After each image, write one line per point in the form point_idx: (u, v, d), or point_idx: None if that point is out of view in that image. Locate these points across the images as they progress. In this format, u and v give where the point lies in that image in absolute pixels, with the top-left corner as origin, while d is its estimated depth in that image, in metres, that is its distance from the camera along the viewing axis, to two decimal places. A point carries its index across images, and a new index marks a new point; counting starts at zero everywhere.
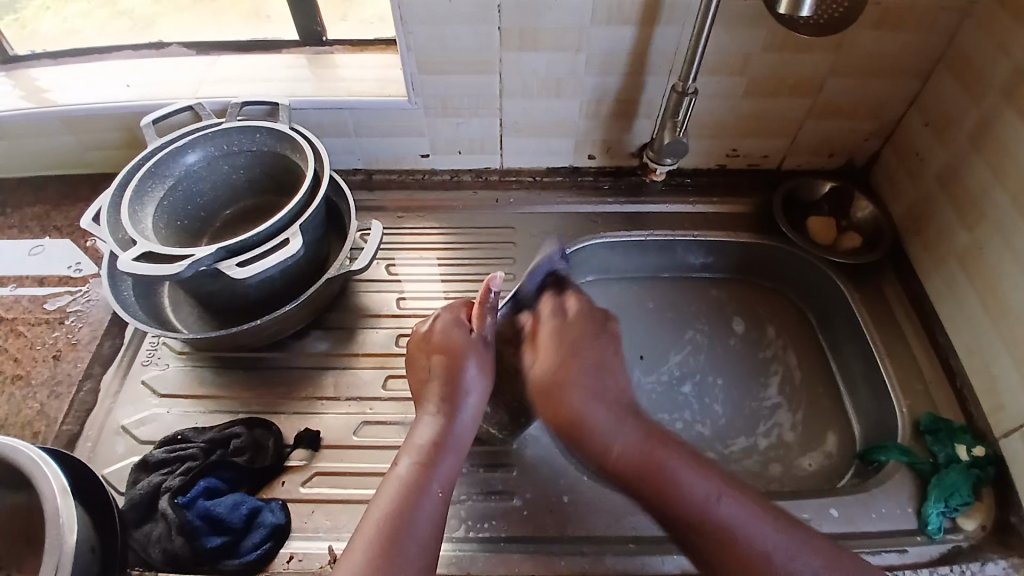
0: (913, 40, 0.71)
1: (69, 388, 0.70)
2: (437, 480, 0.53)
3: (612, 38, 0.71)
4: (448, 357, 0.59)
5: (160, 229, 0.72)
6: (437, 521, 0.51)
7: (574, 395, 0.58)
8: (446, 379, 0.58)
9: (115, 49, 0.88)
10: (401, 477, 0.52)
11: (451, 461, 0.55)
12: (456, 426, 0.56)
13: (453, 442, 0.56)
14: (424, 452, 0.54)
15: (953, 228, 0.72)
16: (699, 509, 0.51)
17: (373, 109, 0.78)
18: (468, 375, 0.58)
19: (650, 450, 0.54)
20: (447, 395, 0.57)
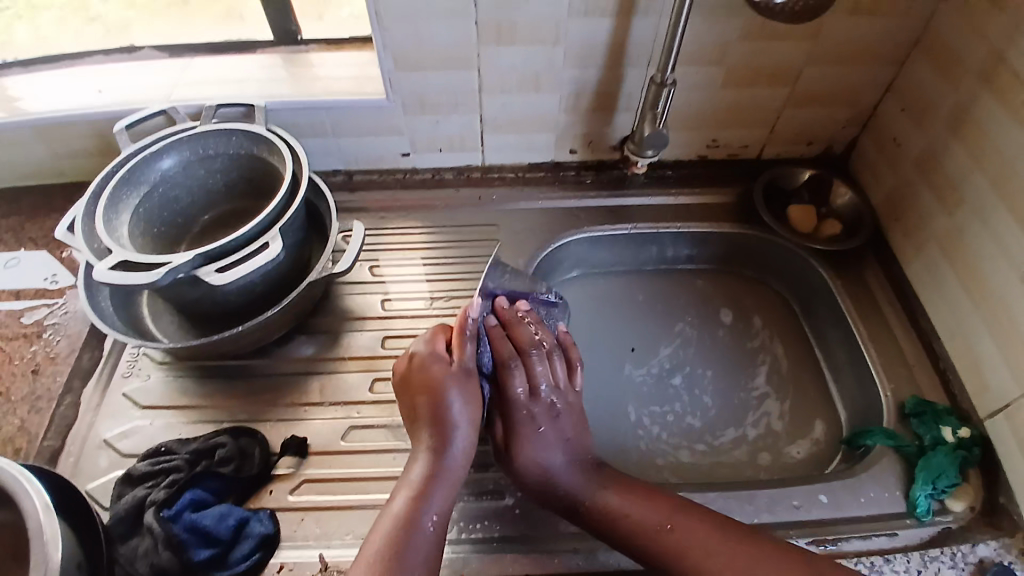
0: (888, 26, 0.71)
1: (49, 403, 0.69)
2: (429, 516, 0.52)
3: (590, 31, 0.71)
4: (433, 396, 0.58)
5: (135, 237, 0.70)
6: (433, 557, 0.50)
7: (538, 455, 0.60)
8: (432, 417, 0.57)
9: (87, 53, 0.86)
10: (394, 517, 0.51)
11: (444, 496, 0.54)
12: (448, 460, 0.56)
13: (445, 477, 0.55)
14: (416, 489, 0.53)
15: (931, 213, 0.72)
16: (689, 549, 0.54)
17: (351, 108, 0.77)
18: (456, 411, 0.58)
19: (613, 497, 0.58)
20: (436, 431, 0.57)
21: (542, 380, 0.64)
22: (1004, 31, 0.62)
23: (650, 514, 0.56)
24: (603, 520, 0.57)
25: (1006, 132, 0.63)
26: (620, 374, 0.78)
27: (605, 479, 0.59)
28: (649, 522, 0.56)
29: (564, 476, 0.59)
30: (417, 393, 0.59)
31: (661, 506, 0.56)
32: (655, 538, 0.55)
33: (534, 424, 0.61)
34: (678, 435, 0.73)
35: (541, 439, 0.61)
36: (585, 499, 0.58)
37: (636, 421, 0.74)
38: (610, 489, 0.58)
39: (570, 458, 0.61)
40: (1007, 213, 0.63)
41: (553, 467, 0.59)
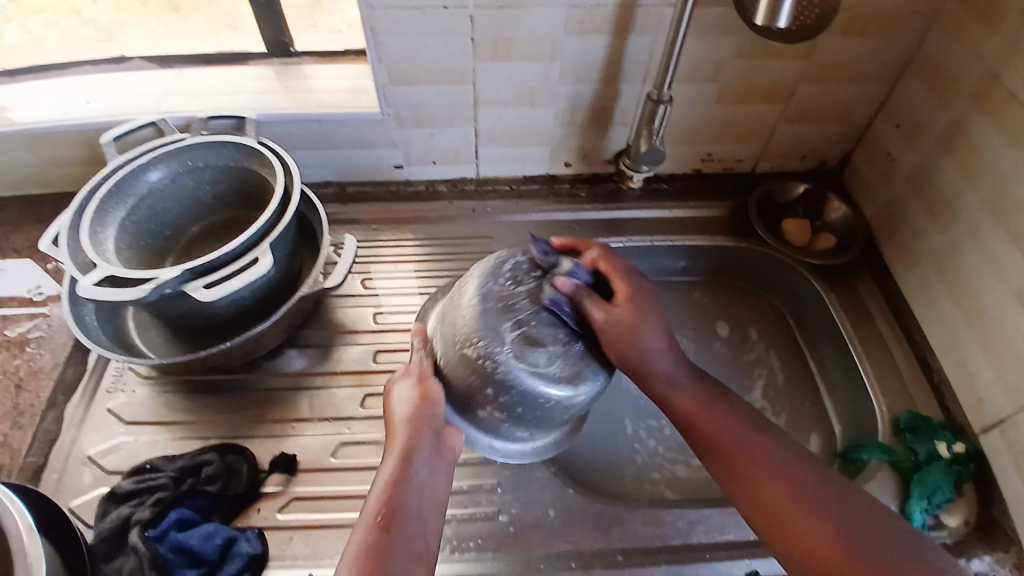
0: (882, 47, 0.72)
1: (31, 419, 0.67)
2: (403, 516, 0.49)
3: (585, 48, 0.71)
4: (405, 406, 0.55)
5: (122, 251, 0.69)
6: (412, 565, 0.46)
7: (640, 349, 0.56)
8: (403, 424, 0.54)
9: (77, 63, 0.85)
10: (363, 524, 0.48)
11: (416, 500, 0.50)
12: (420, 465, 0.52)
13: (415, 480, 0.51)
14: (385, 494, 0.49)
15: (924, 230, 0.73)
16: (781, 482, 0.52)
17: (344, 121, 0.77)
18: (426, 417, 0.54)
19: (714, 418, 0.56)
20: (406, 435, 0.53)
21: (643, 306, 0.58)
22: (997, 54, 0.63)
23: (734, 427, 0.55)
24: (698, 431, 0.56)
25: (998, 152, 0.63)
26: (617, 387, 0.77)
27: (709, 403, 0.56)
28: (732, 436, 0.55)
29: (682, 380, 0.58)
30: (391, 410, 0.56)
31: (773, 447, 0.54)
32: (761, 471, 0.53)
33: (649, 326, 0.57)
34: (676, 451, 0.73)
35: (655, 347, 0.57)
36: (683, 411, 0.57)
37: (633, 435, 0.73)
38: (710, 413, 0.56)
39: (693, 392, 0.57)
40: (999, 231, 0.63)
41: (660, 359, 0.57)
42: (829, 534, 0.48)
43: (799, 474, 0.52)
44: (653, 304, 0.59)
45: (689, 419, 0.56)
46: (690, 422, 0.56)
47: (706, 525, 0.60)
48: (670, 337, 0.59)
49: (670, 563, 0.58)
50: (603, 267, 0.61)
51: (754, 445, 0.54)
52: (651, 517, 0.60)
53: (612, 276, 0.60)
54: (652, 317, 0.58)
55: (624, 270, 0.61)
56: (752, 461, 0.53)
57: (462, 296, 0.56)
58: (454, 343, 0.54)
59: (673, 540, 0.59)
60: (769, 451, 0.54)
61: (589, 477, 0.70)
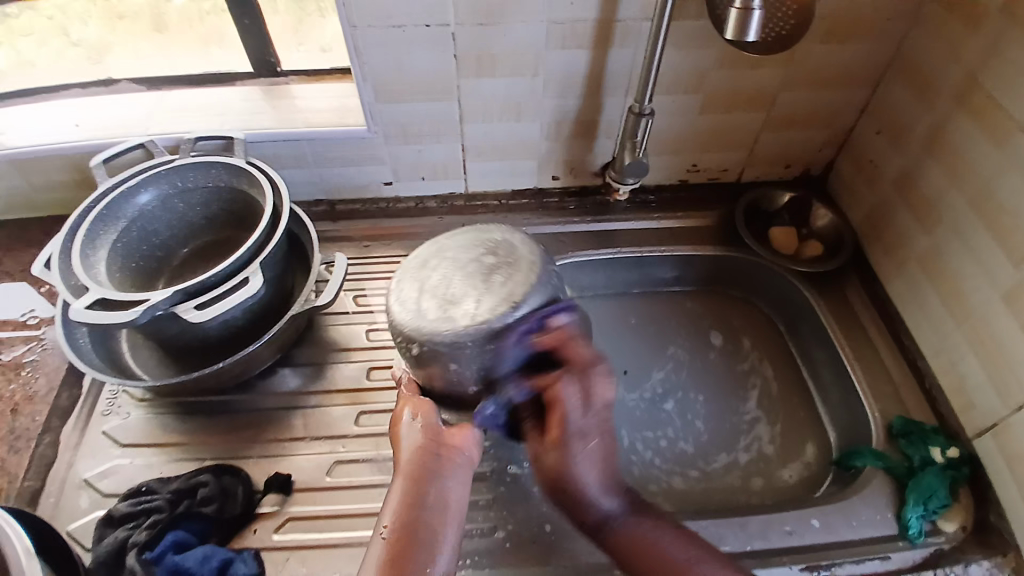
0: (862, 51, 0.73)
1: (27, 443, 0.67)
2: (421, 536, 0.49)
3: (569, 62, 0.72)
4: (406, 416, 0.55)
5: (113, 273, 0.70)
6: None
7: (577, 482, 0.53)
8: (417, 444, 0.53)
9: (65, 87, 0.86)
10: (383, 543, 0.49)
11: (433, 517, 0.50)
12: (433, 480, 0.51)
13: (431, 496, 0.51)
14: (401, 513, 0.50)
15: (910, 233, 0.73)
16: None
17: (333, 139, 0.78)
18: (427, 432, 0.54)
19: (649, 539, 0.53)
20: (419, 454, 0.52)
21: (585, 453, 0.53)
22: (977, 55, 0.64)
23: (663, 533, 0.54)
24: (630, 556, 0.53)
25: (982, 153, 0.64)
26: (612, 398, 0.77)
27: (631, 505, 0.55)
28: (678, 558, 0.52)
29: (601, 501, 0.54)
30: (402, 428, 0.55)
31: (693, 547, 0.53)
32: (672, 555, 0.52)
33: (586, 463, 0.53)
34: (671, 461, 0.73)
35: (584, 457, 0.53)
36: (615, 519, 0.54)
37: (628, 446, 0.74)
38: (642, 518, 0.55)
39: (611, 502, 0.55)
40: (986, 231, 0.64)
41: (593, 491, 0.54)
42: None
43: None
44: (590, 430, 0.53)
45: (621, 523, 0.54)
46: (609, 527, 0.54)
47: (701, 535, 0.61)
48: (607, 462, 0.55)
49: None
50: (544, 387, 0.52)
51: (684, 566, 0.52)
52: None
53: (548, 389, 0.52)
54: (585, 462, 0.53)
55: (568, 399, 0.52)
56: None
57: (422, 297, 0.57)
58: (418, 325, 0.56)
59: None
60: (674, 546, 0.53)
61: None
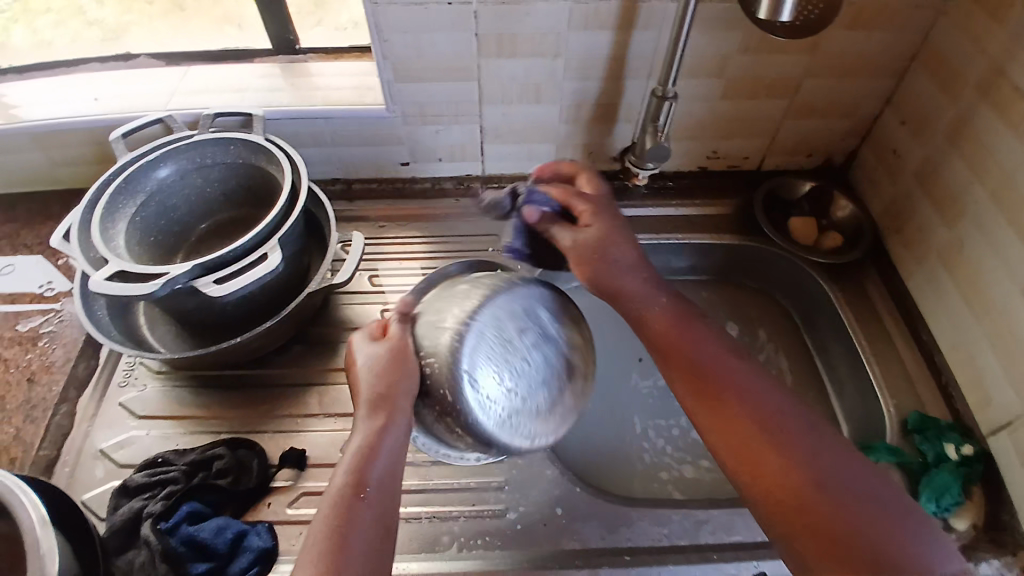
0: (887, 41, 0.72)
1: (43, 413, 0.68)
2: (370, 491, 0.48)
3: (591, 43, 0.71)
4: (382, 370, 0.54)
5: (132, 247, 0.70)
6: (380, 541, 0.47)
7: (616, 260, 0.60)
8: (377, 399, 0.52)
9: (84, 61, 0.86)
10: (335, 494, 0.48)
11: (383, 473, 0.50)
12: (387, 443, 0.51)
13: (383, 450, 0.51)
14: (356, 466, 0.49)
15: (932, 225, 0.72)
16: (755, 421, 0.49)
17: (351, 117, 0.77)
18: (396, 387, 0.53)
19: (689, 338, 0.55)
20: (378, 407, 0.52)
21: (617, 230, 0.62)
22: (1001, 45, 0.63)
23: (709, 344, 0.54)
24: (675, 347, 0.55)
25: (1006, 144, 0.63)
26: (626, 383, 0.78)
27: (689, 338, 0.55)
28: (722, 363, 0.53)
29: (637, 291, 0.59)
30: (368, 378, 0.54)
31: (749, 371, 0.52)
32: (721, 388, 0.52)
33: (620, 242, 0.61)
34: (683, 449, 0.73)
35: (623, 256, 0.60)
36: (673, 340, 0.56)
37: (640, 432, 0.74)
38: (702, 346, 0.55)
39: (662, 318, 0.57)
40: (1007, 223, 0.63)
41: (642, 275, 0.60)
42: (799, 491, 0.45)
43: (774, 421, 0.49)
44: (617, 217, 0.64)
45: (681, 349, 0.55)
46: (664, 343, 0.56)
47: (712, 524, 0.61)
48: (649, 263, 0.61)
49: (676, 560, 0.59)
50: (565, 196, 0.65)
51: (727, 367, 0.53)
52: (657, 516, 0.61)
53: (572, 203, 0.64)
54: (622, 257, 0.60)
55: (602, 219, 0.63)
56: (727, 388, 0.51)
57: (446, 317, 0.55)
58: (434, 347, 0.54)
59: (678, 540, 0.60)
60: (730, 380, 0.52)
61: (596, 475, 0.70)
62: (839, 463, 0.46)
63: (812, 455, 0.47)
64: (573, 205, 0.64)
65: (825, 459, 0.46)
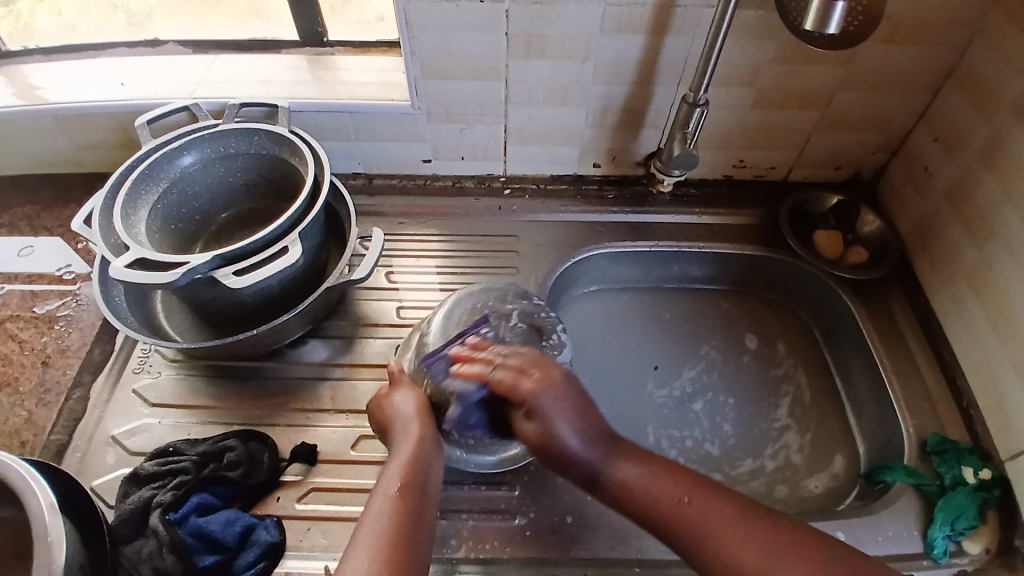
0: (923, 57, 0.70)
1: (57, 397, 0.68)
2: (415, 495, 0.51)
3: (621, 48, 0.70)
4: (415, 395, 0.58)
5: (153, 234, 0.70)
6: (425, 544, 0.49)
7: (550, 422, 0.54)
8: (418, 414, 0.57)
9: (110, 46, 0.86)
10: (386, 497, 0.50)
11: (426, 482, 0.53)
12: (428, 457, 0.54)
13: (426, 462, 0.54)
14: (404, 471, 0.52)
15: (961, 246, 0.71)
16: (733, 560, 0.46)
17: (375, 112, 0.77)
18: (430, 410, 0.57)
19: (643, 484, 0.52)
20: (421, 422, 0.56)
21: (555, 405, 0.54)
22: None
23: (655, 478, 0.52)
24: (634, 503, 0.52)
25: None
26: (640, 391, 0.77)
27: (690, 486, 0.51)
28: (679, 500, 0.50)
29: (587, 457, 0.54)
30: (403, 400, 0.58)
31: (706, 502, 0.49)
32: (722, 544, 0.47)
33: (555, 411, 0.54)
34: (696, 462, 0.72)
35: (556, 409, 0.54)
36: (674, 499, 0.50)
37: (654, 442, 0.73)
38: (706, 493, 0.50)
39: (655, 477, 0.52)
40: None
41: (575, 435, 0.54)
42: None
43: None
44: (552, 369, 0.56)
45: (690, 500, 0.50)
46: (669, 515, 0.50)
47: None
48: (587, 404, 0.56)
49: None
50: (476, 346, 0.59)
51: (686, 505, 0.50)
52: None
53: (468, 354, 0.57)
54: (557, 403, 0.54)
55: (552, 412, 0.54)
56: (695, 528, 0.48)
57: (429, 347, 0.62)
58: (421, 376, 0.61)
59: None
60: (742, 535, 0.47)
61: None
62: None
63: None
64: (518, 385, 0.55)
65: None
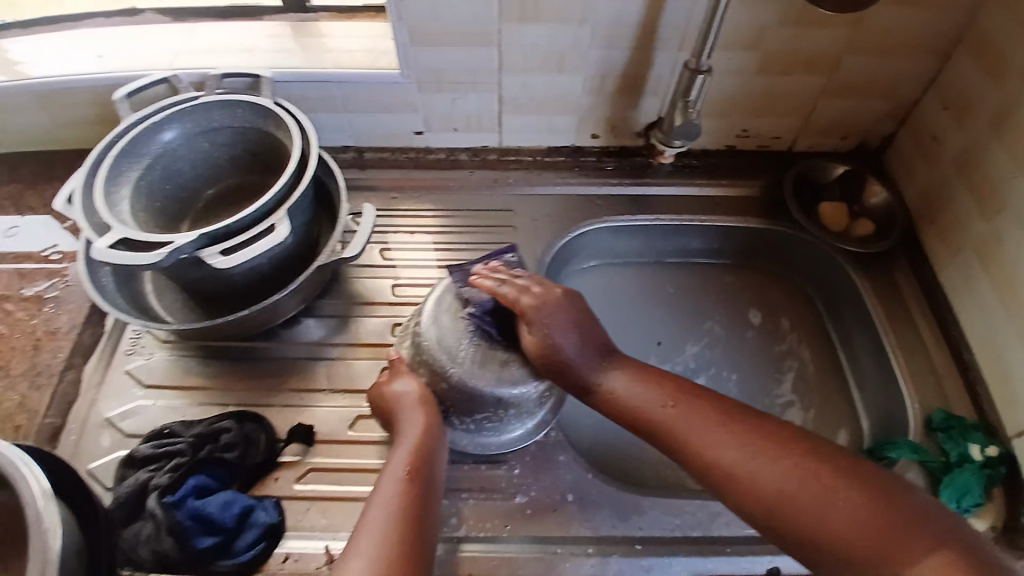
0: (933, 19, 0.68)
1: (48, 380, 0.67)
2: (423, 481, 0.52)
3: (621, 9, 0.67)
4: (416, 387, 0.59)
5: (138, 213, 0.68)
6: (433, 527, 0.51)
7: (548, 329, 0.56)
8: (420, 406, 0.58)
9: (89, 17, 0.83)
10: (394, 484, 0.52)
11: (431, 469, 0.54)
12: (432, 446, 0.55)
13: (431, 449, 0.55)
14: (410, 457, 0.54)
15: (969, 217, 0.69)
16: (710, 452, 0.47)
17: (364, 81, 0.74)
18: (433, 403, 0.58)
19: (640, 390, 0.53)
20: (425, 413, 0.57)
21: (554, 318, 0.56)
22: None
23: (647, 390, 0.53)
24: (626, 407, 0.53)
25: None
26: None
27: (675, 393, 0.52)
28: (663, 406, 0.51)
29: (578, 362, 0.56)
30: (403, 396, 0.59)
31: (695, 408, 0.50)
32: (701, 441, 0.48)
33: (557, 325, 0.56)
34: None
35: (555, 323, 0.56)
36: (660, 404, 0.52)
37: None
38: (693, 400, 0.51)
39: (641, 385, 0.54)
40: None
41: (566, 340, 0.56)
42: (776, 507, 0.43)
43: (788, 481, 0.43)
44: (560, 291, 0.59)
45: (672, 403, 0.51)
46: (645, 416, 0.52)
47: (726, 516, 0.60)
48: (586, 314, 0.58)
49: (687, 551, 0.58)
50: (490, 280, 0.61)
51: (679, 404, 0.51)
52: (670, 506, 0.60)
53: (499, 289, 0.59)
54: (556, 314, 0.56)
55: (554, 329, 0.56)
56: (683, 425, 0.50)
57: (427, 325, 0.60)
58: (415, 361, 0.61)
59: (691, 530, 0.59)
60: (727, 440, 0.47)
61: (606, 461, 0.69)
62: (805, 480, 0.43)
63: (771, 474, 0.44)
64: (519, 301, 0.58)
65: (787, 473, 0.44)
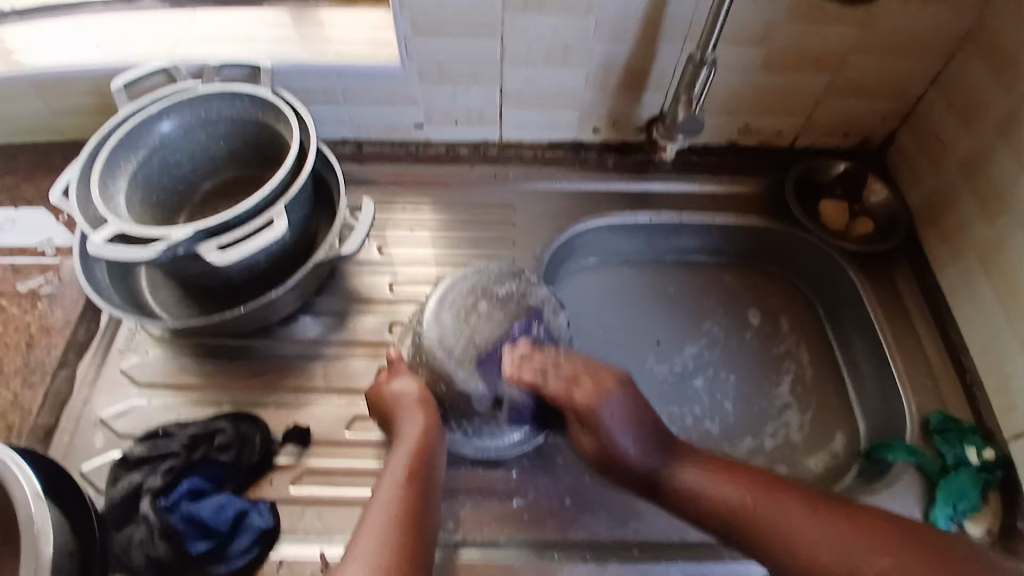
0: (943, 18, 0.66)
1: (42, 377, 0.66)
2: (421, 485, 0.52)
3: (627, 3, 0.65)
4: (414, 387, 0.58)
5: (133, 206, 0.67)
6: (431, 531, 0.51)
7: (609, 428, 0.56)
8: (418, 407, 0.57)
9: (85, 4, 0.81)
10: (392, 489, 0.51)
11: (431, 472, 0.54)
12: (430, 448, 0.55)
13: (429, 452, 0.55)
14: (410, 460, 0.53)
15: (971, 219, 0.68)
16: (803, 539, 0.49)
17: (364, 74, 0.73)
18: (432, 405, 0.58)
19: (706, 482, 0.54)
20: (425, 414, 0.57)
21: (615, 416, 0.57)
22: None
23: (705, 477, 0.55)
24: (693, 496, 0.54)
25: None
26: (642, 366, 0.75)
27: (746, 482, 0.54)
28: (729, 494, 0.53)
29: (646, 462, 0.57)
30: (402, 397, 0.58)
31: (770, 501, 0.52)
32: (789, 531, 0.50)
33: (617, 417, 0.57)
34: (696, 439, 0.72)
35: (613, 420, 0.57)
36: (730, 500, 0.53)
37: None
38: (767, 493, 0.53)
39: (708, 480, 0.54)
40: None
41: (625, 443, 0.56)
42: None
43: (885, 564, 0.46)
44: (610, 376, 0.58)
45: (754, 499, 0.52)
46: (720, 515, 0.53)
47: None
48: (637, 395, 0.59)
49: (685, 556, 0.57)
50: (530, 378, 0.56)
51: (749, 494, 0.53)
52: (666, 509, 0.60)
53: (542, 386, 0.57)
54: (613, 410, 0.57)
55: (614, 429, 0.56)
56: (762, 511, 0.51)
57: (439, 323, 0.59)
58: (419, 358, 0.60)
59: (688, 534, 0.59)
60: (813, 529, 0.49)
61: None
62: (875, 548, 0.47)
63: (863, 553, 0.47)
64: (572, 403, 0.57)
65: (877, 551, 0.47)
